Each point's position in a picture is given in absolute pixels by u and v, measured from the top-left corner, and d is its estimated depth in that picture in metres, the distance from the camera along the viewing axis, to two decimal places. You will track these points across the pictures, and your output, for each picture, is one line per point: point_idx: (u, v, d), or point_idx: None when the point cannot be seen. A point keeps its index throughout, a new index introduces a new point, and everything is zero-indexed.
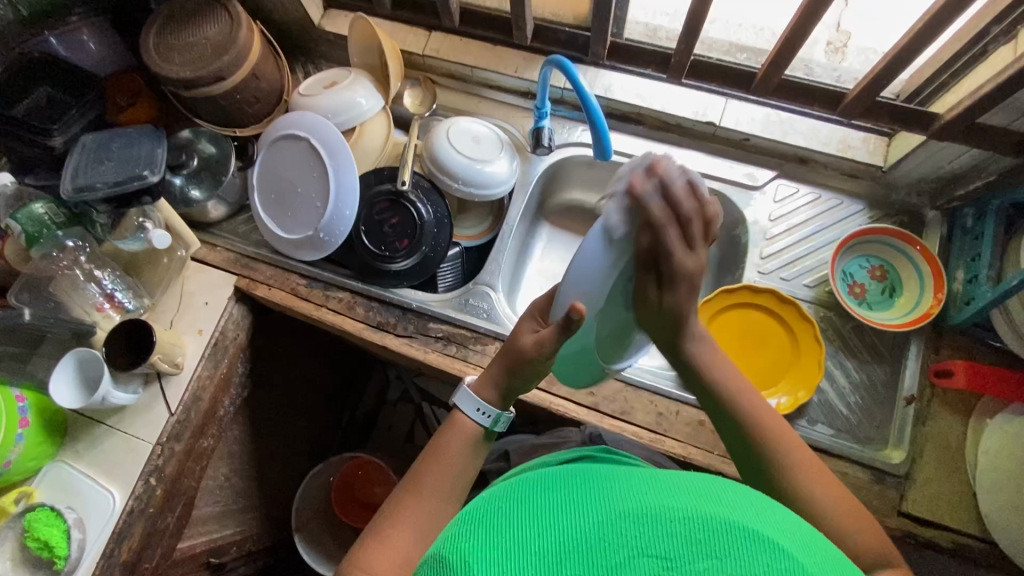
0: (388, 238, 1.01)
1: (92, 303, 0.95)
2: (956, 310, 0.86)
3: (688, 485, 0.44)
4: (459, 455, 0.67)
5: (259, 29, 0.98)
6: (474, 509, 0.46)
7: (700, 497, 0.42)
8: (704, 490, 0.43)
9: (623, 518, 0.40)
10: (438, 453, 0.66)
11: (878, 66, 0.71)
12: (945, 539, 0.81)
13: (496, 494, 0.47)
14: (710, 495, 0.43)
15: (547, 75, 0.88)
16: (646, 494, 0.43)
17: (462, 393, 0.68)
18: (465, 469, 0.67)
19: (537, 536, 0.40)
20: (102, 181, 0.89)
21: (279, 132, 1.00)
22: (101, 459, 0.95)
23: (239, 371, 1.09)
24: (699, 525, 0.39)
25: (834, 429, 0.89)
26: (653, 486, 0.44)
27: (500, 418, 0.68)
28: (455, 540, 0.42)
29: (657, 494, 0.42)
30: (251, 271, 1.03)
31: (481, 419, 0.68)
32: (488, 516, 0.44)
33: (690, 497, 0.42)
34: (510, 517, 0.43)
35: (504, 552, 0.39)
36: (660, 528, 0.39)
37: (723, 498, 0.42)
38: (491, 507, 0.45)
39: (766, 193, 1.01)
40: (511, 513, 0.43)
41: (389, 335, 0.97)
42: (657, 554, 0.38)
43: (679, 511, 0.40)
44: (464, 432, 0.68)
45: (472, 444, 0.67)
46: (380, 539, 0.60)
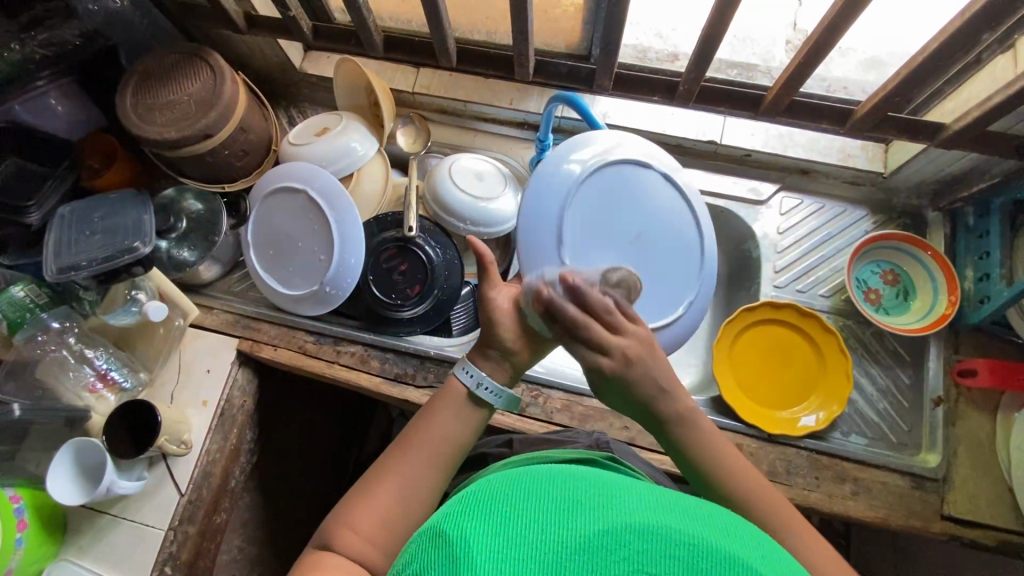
0: (398, 285, 0.97)
1: (84, 385, 0.88)
2: (973, 308, 0.88)
3: (703, 511, 0.38)
4: (449, 416, 0.63)
5: (242, 80, 0.94)
6: (476, 484, 0.40)
7: (716, 527, 0.37)
8: (721, 522, 0.38)
9: (631, 529, 0.35)
10: (429, 416, 0.63)
11: (887, 85, 0.72)
12: (989, 538, 0.82)
13: (500, 472, 0.41)
14: (725, 528, 0.37)
15: (552, 110, 0.87)
16: (659, 509, 0.37)
17: (457, 360, 0.66)
18: (454, 434, 0.62)
19: (535, 533, 0.34)
20: (88, 258, 0.83)
21: (272, 184, 0.95)
22: (110, 552, 0.88)
23: (248, 439, 1.03)
24: (715, 559, 0.34)
25: (866, 438, 0.89)
26: (671, 502, 0.38)
27: (483, 381, 0.63)
28: (450, 512, 0.36)
29: (685, 519, 0.37)
30: (254, 332, 0.98)
31: (468, 382, 0.64)
32: (490, 495, 0.38)
33: (708, 524, 0.37)
34: (513, 502, 0.36)
35: (508, 546, 0.34)
36: (668, 549, 0.34)
37: (741, 537, 0.37)
38: (499, 489, 0.38)
39: (771, 207, 1.01)
40: (518, 495, 0.37)
41: (408, 386, 0.93)
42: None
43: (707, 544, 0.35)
44: (454, 399, 0.64)
45: (460, 410, 0.63)
46: (361, 497, 0.57)
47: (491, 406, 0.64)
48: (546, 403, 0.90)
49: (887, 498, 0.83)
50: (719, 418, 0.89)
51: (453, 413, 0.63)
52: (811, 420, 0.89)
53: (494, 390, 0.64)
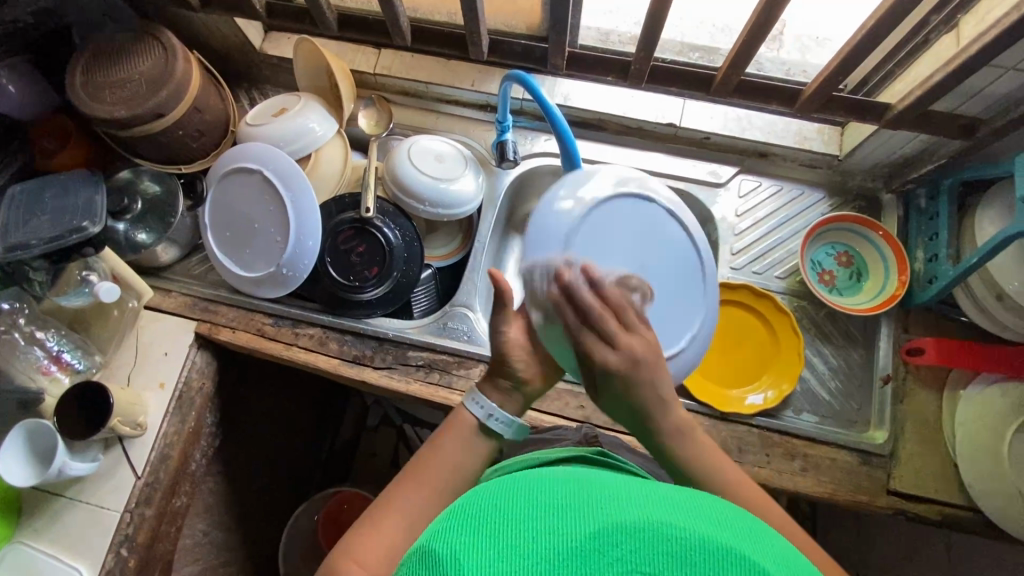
0: (356, 267, 0.97)
1: (36, 368, 0.88)
2: (921, 288, 0.89)
3: (685, 500, 0.41)
4: (460, 448, 0.61)
5: (196, 58, 0.93)
6: (469, 500, 0.42)
7: (696, 514, 0.39)
8: (701, 506, 0.41)
9: (622, 530, 0.37)
10: (436, 448, 0.62)
11: (831, 65, 0.72)
12: (934, 512, 0.84)
13: (493, 488, 0.44)
14: (714, 518, 0.39)
15: (507, 90, 0.87)
16: (644, 503, 0.39)
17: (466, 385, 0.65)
18: (465, 464, 0.61)
19: (525, 542, 0.37)
20: (37, 237, 0.82)
21: (229, 165, 0.94)
22: (64, 535, 0.87)
23: (208, 422, 1.03)
24: (696, 545, 0.36)
25: (817, 415, 0.90)
26: (653, 496, 0.41)
27: (497, 413, 0.62)
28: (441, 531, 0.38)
29: (667, 510, 0.39)
30: (212, 315, 0.97)
31: (479, 413, 0.62)
32: (481, 509, 0.40)
33: (689, 513, 0.39)
34: (503, 516, 0.39)
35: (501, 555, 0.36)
36: (655, 547, 0.36)
37: (724, 523, 0.39)
38: (488, 502, 0.41)
39: (730, 189, 1.02)
40: (510, 507, 0.40)
41: (367, 368, 0.93)
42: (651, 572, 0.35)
43: (687, 533, 0.37)
44: (467, 426, 0.63)
45: (472, 438, 0.62)
46: (364, 531, 0.56)
47: (500, 436, 0.63)
48: None
49: (835, 474, 0.85)
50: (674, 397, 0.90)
51: (462, 442, 0.62)
52: (759, 398, 0.90)
53: (505, 420, 0.62)
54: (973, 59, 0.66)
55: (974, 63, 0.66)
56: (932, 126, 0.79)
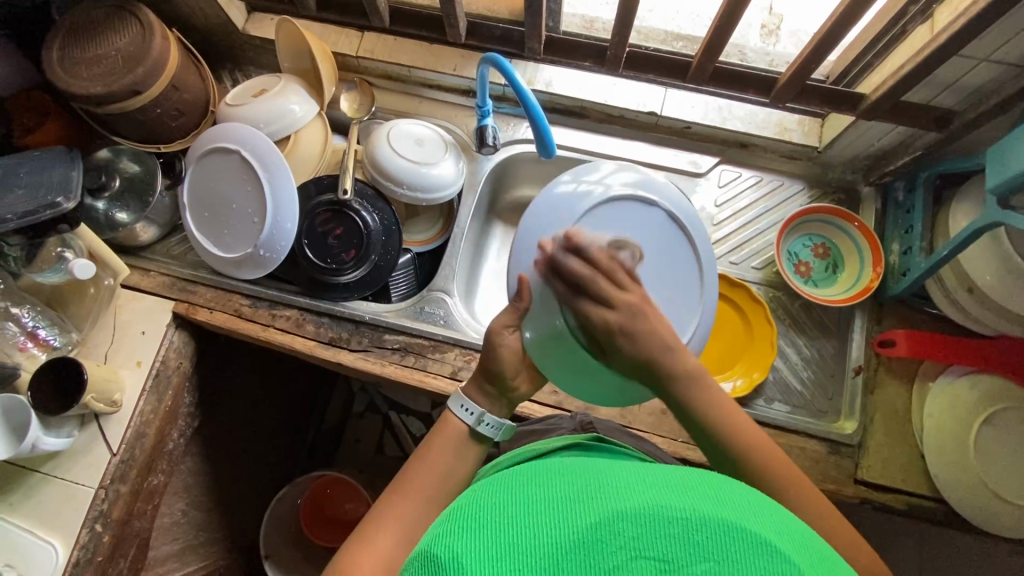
0: (333, 249, 0.97)
1: (13, 344, 0.88)
2: (895, 281, 0.90)
3: (681, 478, 0.41)
4: (448, 455, 0.64)
5: (175, 35, 0.92)
6: (466, 506, 0.42)
7: (694, 492, 0.39)
8: (699, 483, 0.40)
9: (620, 517, 0.37)
10: (426, 453, 0.64)
11: (804, 54, 0.73)
12: (900, 502, 0.85)
13: (489, 489, 0.43)
14: (710, 495, 0.39)
15: (484, 74, 0.86)
16: (641, 488, 0.39)
17: (453, 392, 0.68)
18: (454, 470, 0.64)
19: (524, 540, 0.37)
20: (11, 212, 0.82)
21: (208, 145, 0.94)
22: (39, 509, 0.88)
23: (186, 402, 1.03)
24: (698, 523, 0.36)
25: (789, 405, 0.91)
26: (647, 480, 0.40)
27: (484, 417, 0.66)
28: (440, 539, 0.38)
29: (660, 490, 0.39)
30: (190, 295, 0.97)
31: (467, 417, 0.66)
32: (476, 513, 0.40)
33: (683, 491, 0.39)
34: (501, 517, 0.39)
35: (501, 555, 0.36)
36: (655, 531, 0.36)
37: (720, 496, 0.39)
38: (482, 506, 0.41)
39: (710, 179, 1.02)
40: (506, 509, 0.40)
41: (343, 351, 0.94)
42: (654, 556, 0.35)
43: (680, 510, 0.37)
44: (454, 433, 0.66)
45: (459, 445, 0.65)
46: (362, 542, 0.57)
47: (490, 439, 0.67)
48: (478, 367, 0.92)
49: (803, 463, 0.86)
50: None
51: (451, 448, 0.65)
52: (728, 387, 0.90)
53: (494, 423, 0.66)
54: (943, 47, 0.66)
55: (944, 52, 0.66)
56: (907, 117, 0.79)
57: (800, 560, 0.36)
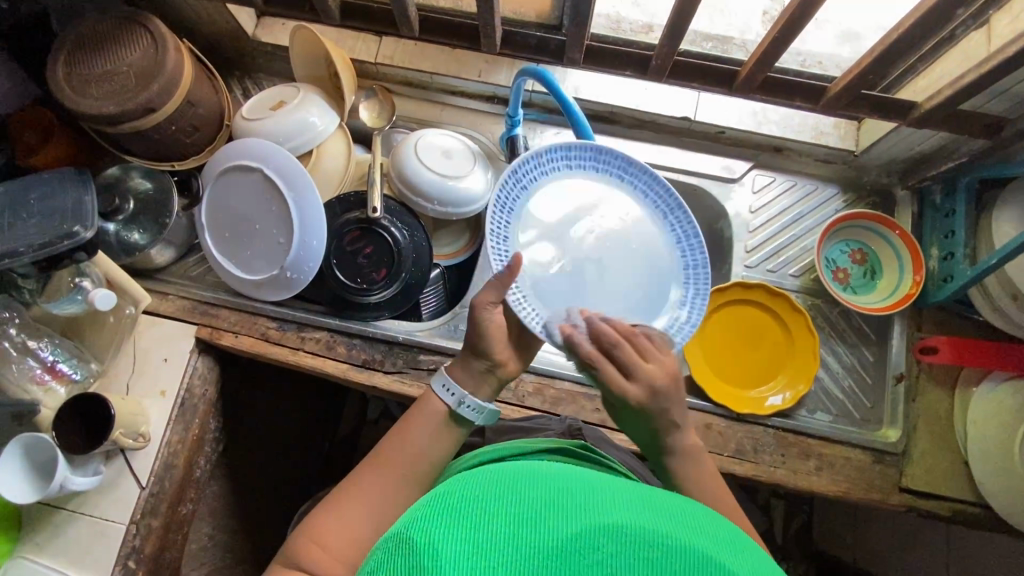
0: (363, 268, 0.94)
1: (31, 378, 0.83)
2: (935, 288, 0.89)
3: (675, 511, 0.40)
4: (424, 437, 0.61)
5: (187, 47, 0.87)
6: (447, 490, 0.42)
7: (686, 528, 0.38)
8: (691, 520, 0.40)
9: (604, 533, 0.36)
10: (404, 428, 0.62)
11: (862, 63, 0.71)
12: (945, 509, 0.85)
13: (476, 480, 0.43)
14: (697, 529, 0.39)
15: (521, 85, 0.84)
16: (628, 510, 0.39)
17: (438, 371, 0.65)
18: (426, 452, 0.61)
19: (501, 536, 0.36)
20: (25, 245, 0.77)
21: (227, 162, 0.90)
22: (68, 548, 0.85)
23: (212, 428, 1.00)
24: (687, 561, 0.35)
25: (830, 414, 0.91)
26: (636, 502, 0.40)
27: (467, 401, 0.63)
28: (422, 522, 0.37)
29: (646, 515, 0.39)
30: (213, 319, 0.93)
31: (447, 398, 0.63)
32: (458, 501, 0.40)
33: (672, 522, 0.39)
34: (486, 511, 0.38)
35: (476, 547, 0.36)
36: (641, 552, 0.35)
37: (709, 535, 0.39)
38: (463, 493, 0.41)
39: (744, 185, 1.00)
40: (487, 500, 0.39)
41: (377, 373, 0.91)
42: None
43: (666, 538, 0.37)
44: (433, 413, 0.63)
45: (438, 426, 0.62)
46: (330, 511, 0.56)
47: (470, 423, 0.64)
48: (518, 386, 0.90)
49: (849, 473, 0.85)
50: (692, 399, 0.89)
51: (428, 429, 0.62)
52: (778, 399, 0.90)
53: (475, 406, 0.63)
54: (1009, 60, 0.64)
55: (1009, 63, 0.64)
56: (958, 124, 0.77)
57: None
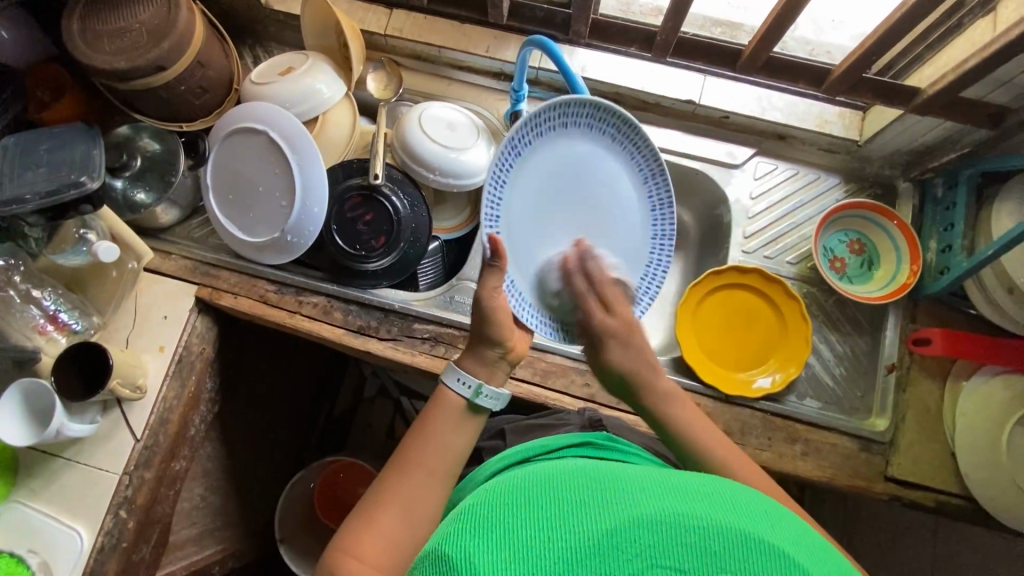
0: (362, 236, 0.95)
1: (33, 327, 0.85)
2: (932, 279, 0.89)
3: (690, 484, 0.41)
4: (442, 435, 0.62)
5: (200, 9, 0.88)
6: (474, 506, 0.43)
7: (707, 501, 0.39)
8: (709, 492, 0.41)
9: (636, 524, 0.37)
10: (424, 428, 0.62)
11: (864, 45, 0.71)
12: (929, 499, 0.85)
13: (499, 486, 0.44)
14: (724, 502, 0.40)
15: (526, 58, 0.84)
16: (649, 493, 0.40)
17: (447, 365, 0.64)
18: (444, 447, 0.61)
19: (540, 544, 0.37)
20: (32, 192, 0.79)
21: (233, 125, 0.91)
22: (61, 496, 0.87)
23: (208, 388, 1.01)
24: (709, 533, 0.37)
25: (820, 401, 0.91)
26: (662, 485, 0.41)
27: (482, 388, 0.63)
28: (455, 539, 0.39)
29: (672, 497, 0.39)
30: (213, 279, 0.95)
31: (463, 391, 0.63)
32: (487, 514, 0.41)
33: (700, 500, 0.39)
34: (515, 518, 0.39)
35: (515, 557, 0.37)
36: (675, 539, 0.36)
37: (737, 507, 0.40)
38: (491, 505, 0.42)
39: (746, 171, 1.00)
40: (518, 509, 0.40)
41: (372, 339, 0.92)
42: (671, 565, 0.36)
43: (696, 519, 0.38)
44: (450, 408, 0.63)
45: (456, 419, 0.63)
46: (362, 525, 0.56)
47: (488, 410, 0.64)
48: None
49: (834, 459, 0.86)
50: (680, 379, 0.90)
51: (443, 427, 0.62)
52: (767, 381, 0.90)
53: (493, 394, 0.64)
54: (1010, 45, 0.64)
55: (1011, 49, 0.65)
56: (960, 113, 0.77)
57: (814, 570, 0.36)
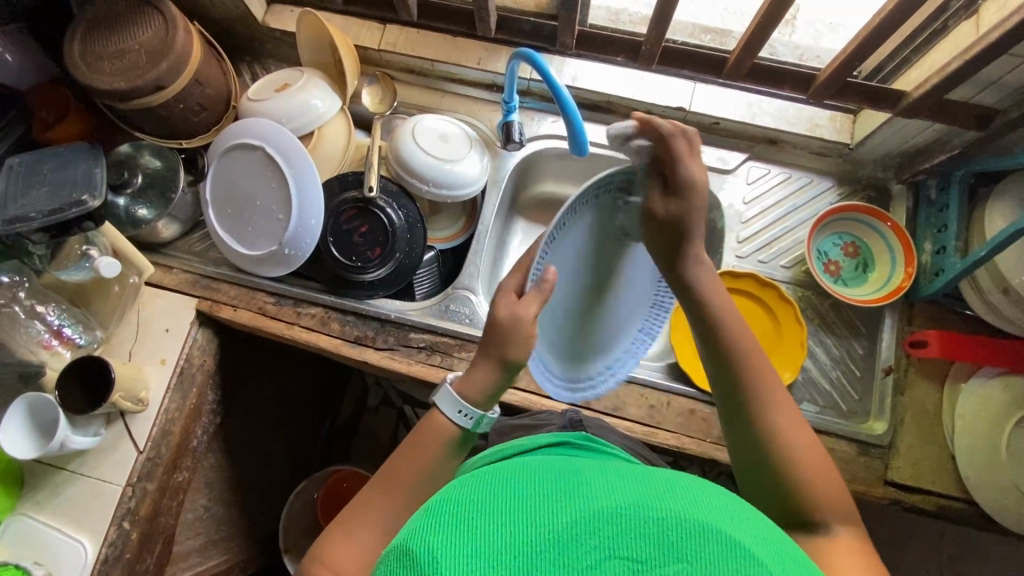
0: (358, 247, 0.96)
1: (38, 342, 0.87)
2: (928, 281, 0.89)
3: (657, 480, 0.42)
4: (434, 461, 0.61)
5: (197, 29, 0.90)
6: (439, 498, 0.42)
7: (668, 493, 0.40)
8: (676, 487, 0.41)
9: (597, 516, 0.37)
10: (410, 450, 0.61)
11: (848, 50, 0.72)
12: (929, 503, 0.84)
13: (468, 480, 0.44)
14: (684, 494, 0.40)
15: (515, 69, 0.86)
16: (615, 491, 0.40)
17: (445, 394, 0.61)
18: (431, 473, 0.61)
19: (501, 536, 0.37)
20: (37, 210, 0.81)
21: (231, 141, 0.93)
22: (67, 507, 0.88)
23: (209, 399, 1.03)
24: (673, 528, 0.37)
25: (817, 405, 0.90)
26: (624, 482, 0.41)
27: (483, 419, 0.62)
28: (420, 535, 0.38)
29: (632, 491, 0.40)
30: (213, 292, 0.96)
31: (462, 421, 0.61)
32: (452, 506, 0.40)
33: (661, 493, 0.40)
34: (478, 511, 0.39)
35: (476, 550, 0.36)
36: (634, 531, 0.37)
37: (698, 498, 0.40)
38: (458, 497, 0.42)
39: (738, 176, 1.00)
40: (483, 501, 0.40)
41: (368, 349, 0.93)
42: (628, 556, 0.36)
43: (655, 511, 0.38)
44: (439, 432, 0.61)
45: (444, 445, 0.61)
46: (344, 534, 0.58)
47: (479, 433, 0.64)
48: None
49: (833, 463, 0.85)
50: (675, 384, 0.90)
51: (436, 452, 0.61)
52: None
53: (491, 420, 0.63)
54: (990, 48, 0.65)
55: (994, 51, 0.65)
56: (948, 114, 0.78)
57: (774, 565, 0.37)
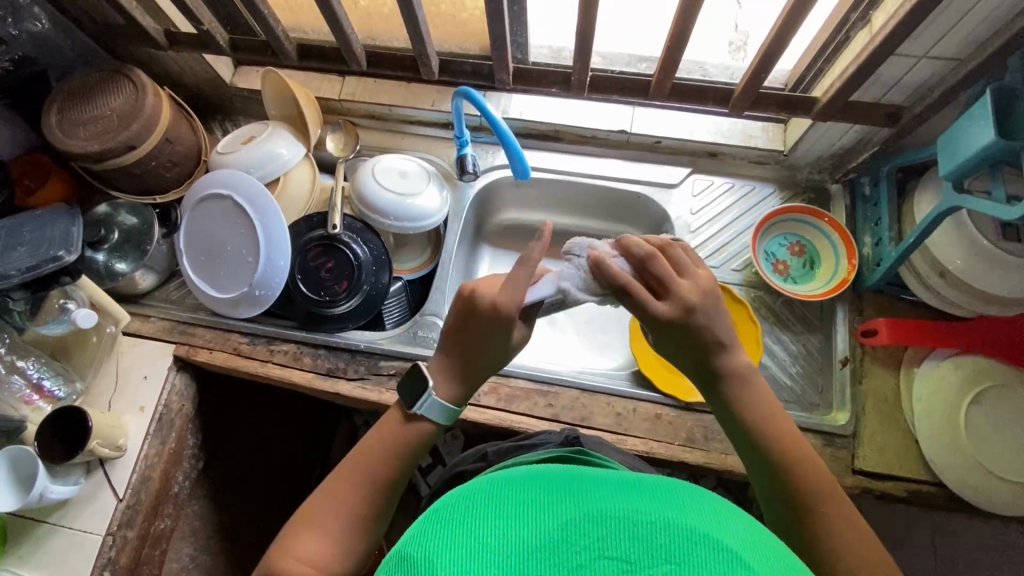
0: (326, 282, 1.00)
1: (18, 397, 0.90)
2: (870, 271, 0.93)
3: (647, 488, 0.41)
4: (397, 456, 0.61)
5: (167, 93, 0.97)
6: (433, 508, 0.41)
7: (658, 500, 0.39)
8: (663, 492, 0.40)
9: (588, 519, 0.37)
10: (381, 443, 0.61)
11: (755, 63, 0.79)
12: (900, 489, 0.85)
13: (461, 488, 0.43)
14: (678, 502, 0.39)
15: (458, 107, 0.93)
16: (608, 497, 0.39)
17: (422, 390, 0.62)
18: (397, 467, 0.61)
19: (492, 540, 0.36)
20: (16, 268, 0.85)
21: (202, 192, 0.99)
22: (47, 561, 0.89)
23: (189, 445, 1.04)
24: (662, 528, 0.37)
25: (781, 401, 0.92)
26: (619, 488, 0.41)
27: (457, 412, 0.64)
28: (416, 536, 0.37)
29: (624, 499, 0.39)
30: (190, 337, 1.00)
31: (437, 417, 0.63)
32: (447, 513, 0.39)
33: (652, 499, 0.39)
34: (473, 518, 0.38)
35: (476, 550, 0.36)
36: (623, 534, 0.36)
37: (690, 504, 0.39)
38: (452, 503, 0.40)
39: (684, 189, 1.06)
40: (475, 507, 0.39)
41: (340, 380, 0.96)
42: (617, 556, 0.35)
43: (645, 514, 0.37)
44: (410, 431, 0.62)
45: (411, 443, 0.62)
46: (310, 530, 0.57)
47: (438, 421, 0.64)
48: None
49: None
50: (639, 390, 0.93)
51: (400, 447, 0.62)
52: None
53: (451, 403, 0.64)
54: (879, 50, 0.71)
55: (882, 52, 0.71)
56: (861, 115, 0.84)
57: (760, 567, 0.36)
